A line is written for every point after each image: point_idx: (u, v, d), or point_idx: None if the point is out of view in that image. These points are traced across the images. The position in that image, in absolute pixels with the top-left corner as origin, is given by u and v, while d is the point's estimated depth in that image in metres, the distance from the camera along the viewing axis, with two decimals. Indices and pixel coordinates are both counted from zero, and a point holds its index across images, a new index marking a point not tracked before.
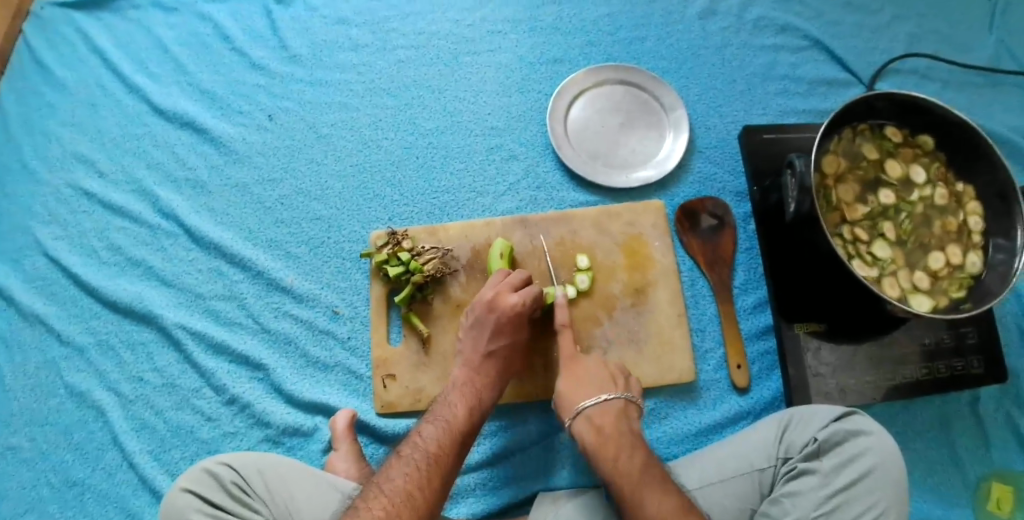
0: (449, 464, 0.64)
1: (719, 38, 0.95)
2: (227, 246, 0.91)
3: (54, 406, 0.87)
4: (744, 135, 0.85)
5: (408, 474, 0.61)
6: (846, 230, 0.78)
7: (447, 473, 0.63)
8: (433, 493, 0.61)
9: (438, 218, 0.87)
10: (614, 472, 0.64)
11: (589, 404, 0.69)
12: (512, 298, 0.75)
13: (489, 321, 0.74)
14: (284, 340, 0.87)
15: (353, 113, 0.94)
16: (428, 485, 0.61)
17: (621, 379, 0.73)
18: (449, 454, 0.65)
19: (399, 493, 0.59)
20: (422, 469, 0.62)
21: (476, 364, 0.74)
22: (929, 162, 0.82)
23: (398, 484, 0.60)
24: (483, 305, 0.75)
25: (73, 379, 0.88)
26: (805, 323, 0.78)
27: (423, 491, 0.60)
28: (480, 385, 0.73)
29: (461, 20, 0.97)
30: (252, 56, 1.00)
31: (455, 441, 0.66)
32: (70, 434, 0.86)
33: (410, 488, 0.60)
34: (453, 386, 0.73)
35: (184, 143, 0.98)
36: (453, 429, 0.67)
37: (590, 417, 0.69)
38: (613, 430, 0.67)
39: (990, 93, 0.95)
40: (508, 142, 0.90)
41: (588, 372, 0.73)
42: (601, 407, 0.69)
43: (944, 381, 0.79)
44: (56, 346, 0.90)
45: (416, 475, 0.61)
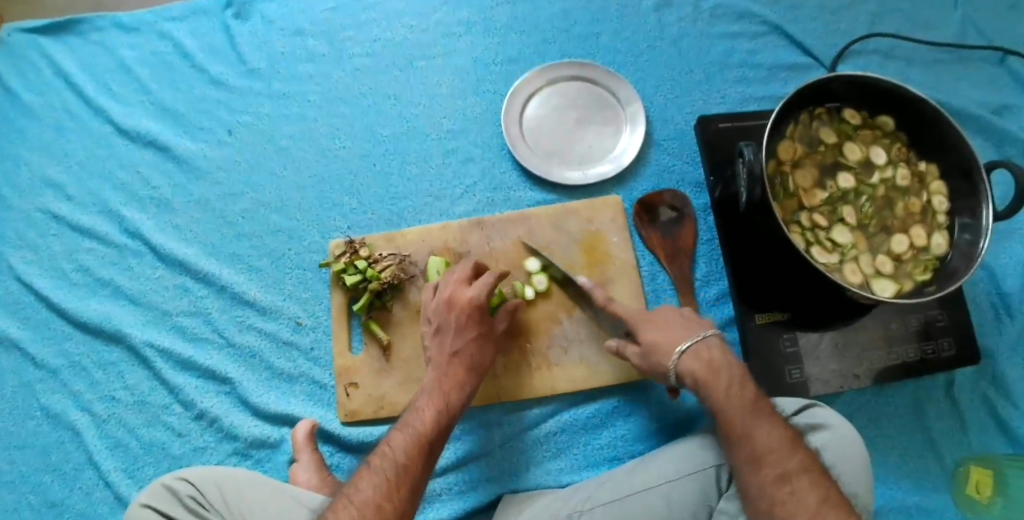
0: (418, 470, 0.62)
1: (675, 29, 0.94)
2: (192, 263, 0.91)
3: (31, 428, 0.89)
4: (699, 126, 0.84)
5: (377, 485, 0.60)
6: (804, 216, 0.76)
7: (416, 479, 0.62)
8: (403, 502, 0.60)
9: (396, 225, 0.87)
10: (727, 409, 0.61)
11: (688, 343, 0.65)
12: (470, 292, 0.74)
13: (451, 320, 0.73)
14: (249, 353, 0.87)
15: (311, 124, 0.94)
16: (397, 495, 0.60)
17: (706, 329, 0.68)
18: (419, 459, 0.63)
19: (368, 505, 0.59)
20: (390, 480, 0.61)
21: (443, 365, 0.71)
22: (891, 143, 0.80)
23: (365, 496, 0.60)
24: (443, 305, 0.74)
25: (48, 401, 0.89)
26: (767, 313, 0.77)
27: (392, 502, 0.60)
28: (449, 386, 0.70)
29: (416, 24, 0.97)
30: (211, 71, 1.00)
31: (426, 446, 0.64)
32: (47, 455, 0.87)
33: (378, 500, 0.59)
34: (426, 384, 0.70)
35: (148, 162, 0.99)
36: (423, 434, 0.65)
37: (695, 352, 0.64)
38: (717, 369, 0.63)
39: (955, 70, 0.93)
40: (464, 144, 0.90)
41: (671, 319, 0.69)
42: (702, 345, 0.65)
43: (914, 365, 0.77)
44: (31, 369, 0.91)
45: (384, 485, 0.60)
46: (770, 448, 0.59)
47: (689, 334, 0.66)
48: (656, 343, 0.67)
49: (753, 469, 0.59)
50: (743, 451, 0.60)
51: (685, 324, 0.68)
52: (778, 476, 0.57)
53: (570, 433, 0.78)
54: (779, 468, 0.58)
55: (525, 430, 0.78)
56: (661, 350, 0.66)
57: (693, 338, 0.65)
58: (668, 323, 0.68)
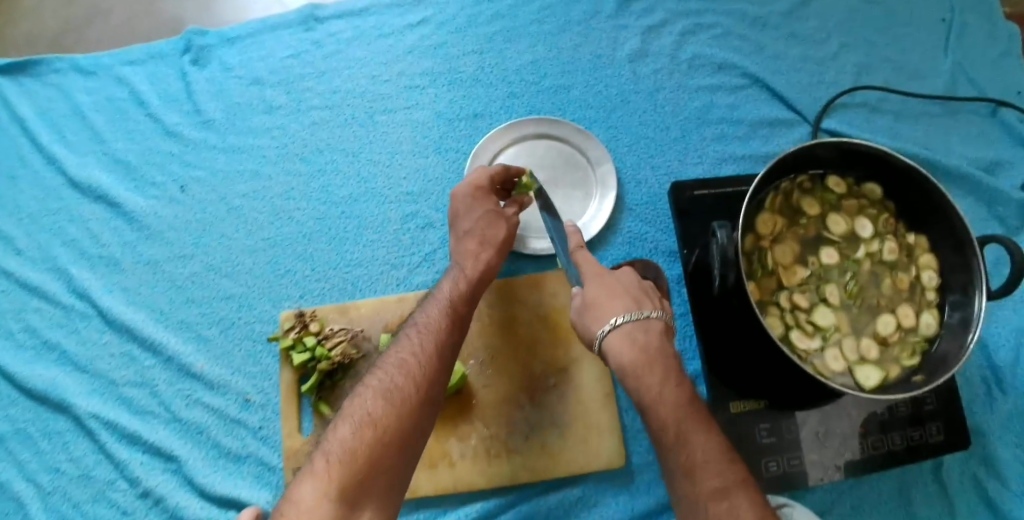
0: (426, 375, 0.60)
1: (650, 81, 0.89)
2: (139, 329, 0.86)
3: None
4: (671, 193, 0.79)
5: (376, 398, 0.58)
6: (784, 296, 0.71)
7: (422, 390, 0.59)
8: (403, 414, 0.57)
9: (350, 294, 0.81)
10: (659, 400, 0.57)
11: (626, 318, 0.60)
12: (468, 191, 0.74)
13: (462, 235, 0.72)
14: (196, 430, 0.82)
15: (265, 182, 0.89)
16: (398, 397, 0.58)
17: (647, 304, 0.63)
18: (426, 367, 0.61)
19: (366, 417, 0.57)
20: (393, 382, 0.59)
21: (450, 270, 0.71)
22: (877, 213, 0.75)
23: (365, 405, 0.58)
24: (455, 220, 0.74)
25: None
26: (743, 401, 0.71)
27: (395, 407, 0.58)
28: (459, 292, 0.68)
29: (378, 75, 0.92)
30: (166, 122, 0.95)
31: (435, 355, 0.62)
32: None
33: (376, 408, 0.58)
34: (443, 291, 0.68)
35: (99, 217, 0.94)
36: (431, 338, 0.63)
37: (628, 334, 0.60)
38: (651, 356, 0.58)
39: (947, 124, 0.88)
40: (423, 208, 0.84)
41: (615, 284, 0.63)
42: (638, 325, 0.60)
43: (901, 454, 0.72)
44: None
45: (386, 389, 0.59)
46: (705, 459, 0.54)
47: (625, 309, 0.61)
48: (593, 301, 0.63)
49: (688, 480, 0.54)
50: (679, 460, 0.55)
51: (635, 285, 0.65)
52: (714, 489, 0.53)
53: None
54: (711, 480, 0.53)
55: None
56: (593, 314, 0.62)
57: (631, 317, 0.60)
58: (608, 288, 0.63)
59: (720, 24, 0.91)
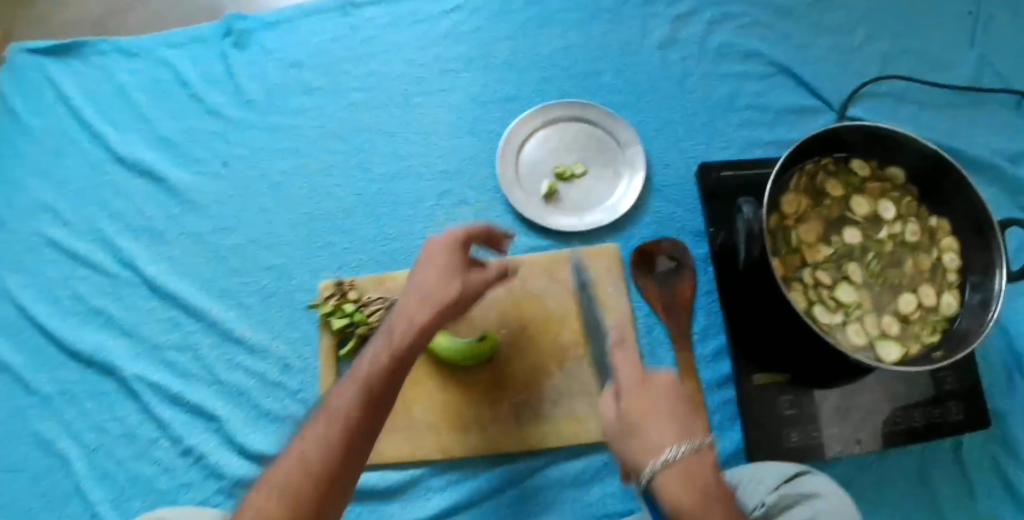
0: (345, 430, 0.53)
1: (679, 69, 0.92)
2: (182, 296, 0.90)
3: (22, 454, 0.88)
4: (700, 174, 0.81)
5: (298, 462, 0.52)
6: (807, 273, 0.73)
7: (342, 446, 0.52)
8: (317, 479, 0.51)
9: (387, 266, 0.85)
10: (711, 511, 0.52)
11: (678, 453, 0.55)
12: (441, 239, 0.65)
13: (419, 273, 0.63)
14: (237, 392, 0.86)
15: (304, 159, 0.93)
16: (315, 456, 0.52)
17: (690, 423, 0.59)
18: (377, 384, 0.55)
19: (282, 484, 0.51)
20: (314, 437, 0.53)
21: (400, 305, 0.61)
22: (900, 196, 0.77)
23: (282, 472, 0.52)
24: (423, 256, 0.65)
25: (40, 428, 0.89)
26: (766, 374, 0.74)
27: (307, 472, 0.51)
28: (399, 326, 0.59)
29: (414, 59, 0.95)
30: (208, 101, 0.99)
31: (389, 373, 0.56)
32: (36, 483, 0.87)
33: (291, 476, 0.51)
34: (397, 311, 0.61)
35: (142, 192, 0.97)
36: (362, 385, 0.55)
37: (685, 474, 0.54)
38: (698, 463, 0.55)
39: (973, 114, 0.89)
40: (457, 186, 0.88)
41: (656, 405, 0.59)
42: (688, 459, 0.55)
43: (920, 430, 0.74)
44: (23, 396, 0.91)
45: (308, 446, 0.52)
46: None
47: (690, 434, 0.56)
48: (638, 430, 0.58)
49: None
50: None
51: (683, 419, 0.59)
52: None
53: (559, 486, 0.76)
54: None
55: (511, 483, 0.76)
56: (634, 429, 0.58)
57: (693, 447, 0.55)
58: (651, 405, 0.58)
59: (748, 14, 0.94)
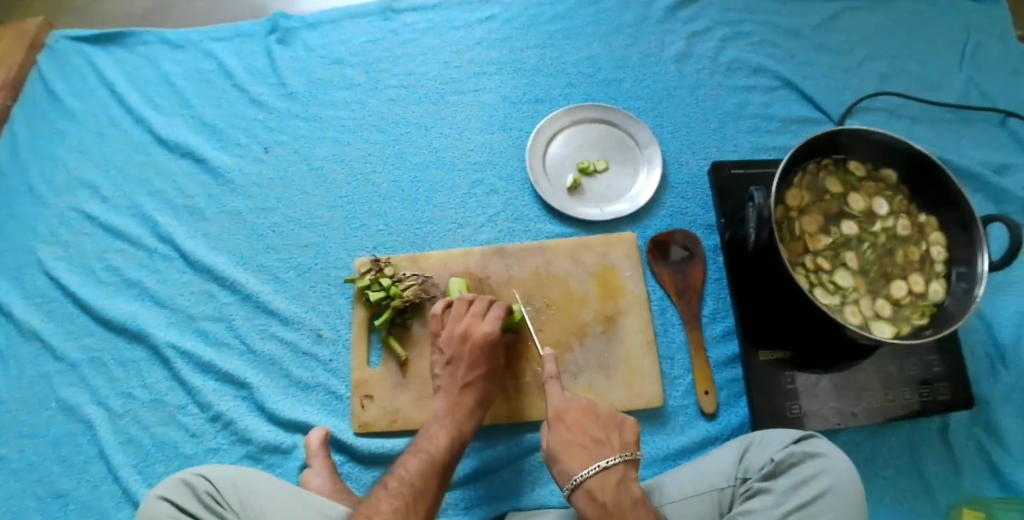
0: (431, 496, 0.67)
1: (692, 79, 1.01)
2: (221, 270, 0.93)
3: (45, 419, 0.87)
4: (712, 171, 0.90)
5: (395, 505, 0.64)
6: (809, 259, 0.81)
7: (428, 502, 0.66)
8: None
9: (420, 247, 0.91)
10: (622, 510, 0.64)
11: (590, 476, 0.66)
12: (484, 327, 0.79)
13: (464, 354, 0.78)
14: (269, 361, 0.88)
15: (344, 147, 1.00)
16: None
17: (616, 433, 0.71)
18: (475, 399, 0.76)
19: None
20: (407, 503, 0.65)
21: (454, 394, 0.76)
22: (893, 195, 0.85)
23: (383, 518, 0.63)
24: (456, 334, 0.79)
25: (65, 393, 0.88)
26: (770, 351, 0.80)
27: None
28: (461, 416, 0.75)
29: (450, 61, 1.03)
30: (251, 91, 1.05)
31: (481, 392, 0.77)
32: (58, 446, 0.85)
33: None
34: (459, 335, 0.78)
35: (184, 172, 1.02)
36: (435, 462, 0.69)
37: (602, 480, 0.66)
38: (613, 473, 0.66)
39: (958, 129, 0.98)
40: (488, 177, 0.95)
41: (584, 429, 0.70)
42: (605, 473, 0.66)
43: (910, 408, 0.79)
44: (50, 361, 0.90)
45: (401, 509, 0.64)
46: None
47: (606, 448, 0.68)
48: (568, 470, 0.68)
49: None
50: None
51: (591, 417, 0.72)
52: None
53: None
54: None
55: (531, 451, 0.81)
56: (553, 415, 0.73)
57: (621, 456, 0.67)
58: (574, 444, 0.69)
59: (755, 34, 1.04)
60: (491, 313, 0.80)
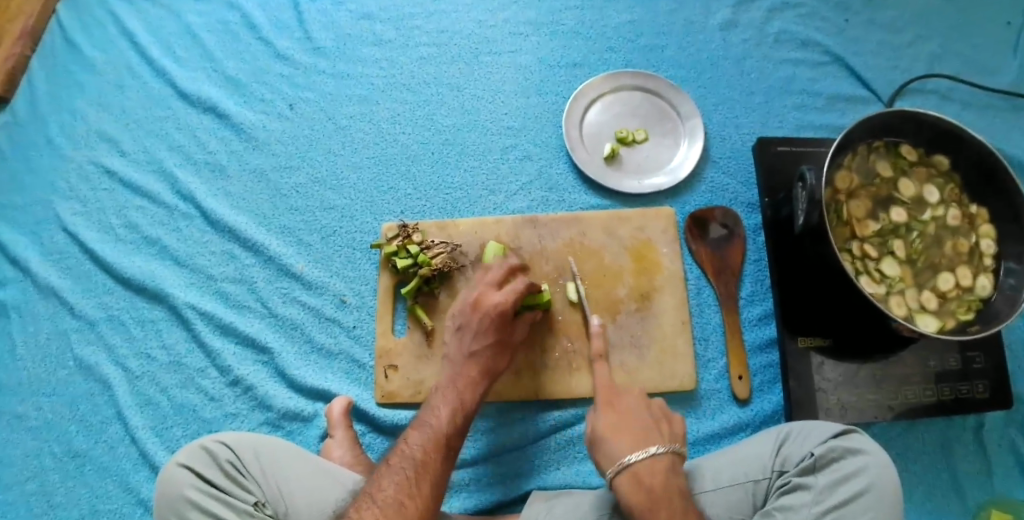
0: (438, 468, 0.63)
1: (739, 50, 0.96)
2: (242, 230, 0.90)
3: (62, 377, 0.84)
4: (758, 147, 0.86)
5: (400, 483, 0.61)
6: (856, 245, 0.78)
7: (436, 476, 0.63)
8: (425, 501, 0.60)
9: (449, 214, 0.88)
10: None
11: (636, 457, 0.62)
12: (497, 296, 0.75)
13: (473, 322, 0.74)
14: (291, 325, 0.85)
15: (372, 106, 0.95)
16: (417, 495, 0.60)
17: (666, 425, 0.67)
18: (478, 371, 0.73)
19: (390, 503, 0.59)
20: (411, 477, 0.62)
21: (459, 366, 0.73)
22: (944, 183, 0.81)
23: (388, 495, 0.60)
24: (467, 304, 0.76)
25: (82, 351, 0.85)
26: (809, 337, 0.78)
27: (414, 500, 0.60)
28: (462, 385, 0.72)
29: (484, 20, 0.98)
30: (276, 45, 1.00)
31: (485, 363, 0.73)
32: (76, 406, 0.83)
33: (401, 497, 0.60)
34: (468, 305, 0.76)
35: (205, 127, 0.97)
36: (438, 434, 0.66)
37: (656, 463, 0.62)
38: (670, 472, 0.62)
39: (1011, 117, 0.94)
40: (522, 143, 0.91)
41: (630, 415, 0.67)
42: (648, 464, 0.61)
43: (948, 404, 0.78)
44: (68, 318, 0.87)
45: (406, 483, 0.61)
46: None
47: (655, 437, 0.65)
48: (604, 434, 0.66)
49: None
50: None
51: (670, 467, 0.62)
52: None
53: None
54: None
55: (558, 428, 0.79)
56: (610, 457, 0.64)
57: (670, 447, 0.63)
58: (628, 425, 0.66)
59: (806, 5, 0.99)
60: (510, 285, 0.77)
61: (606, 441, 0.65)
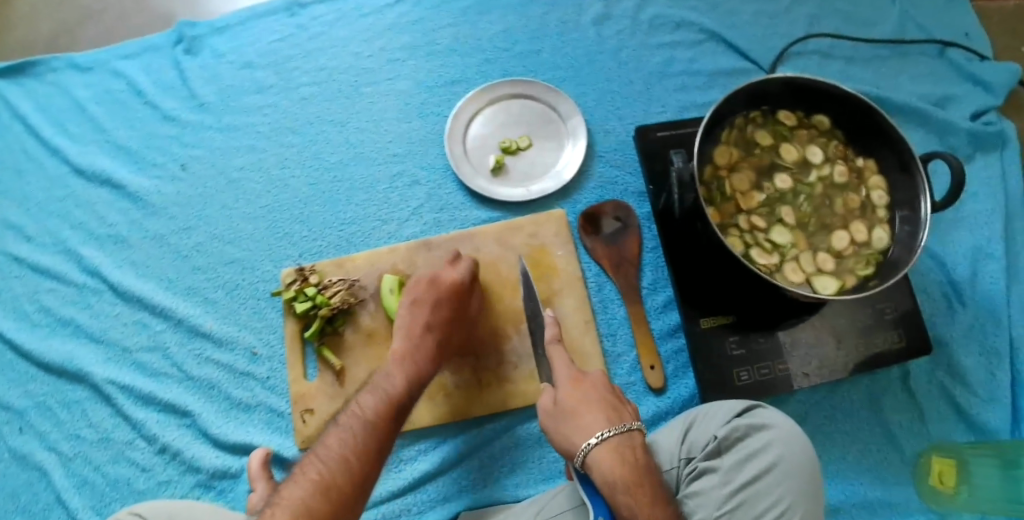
0: (386, 425, 0.63)
1: (614, 41, 0.96)
2: (149, 297, 0.90)
3: None
4: (639, 136, 0.86)
5: (351, 430, 0.62)
6: (743, 219, 0.77)
7: (382, 438, 0.62)
8: (369, 454, 0.60)
9: (346, 249, 0.88)
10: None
11: (610, 433, 0.61)
12: (459, 276, 0.77)
13: (438, 298, 0.76)
14: (207, 385, 0.86)
15: (260, 155, 0.96)
16: (362, 450, 0.60)
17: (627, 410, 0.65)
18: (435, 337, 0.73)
19: (334, 458, 0.59)
20: (358, 433, 0.62)
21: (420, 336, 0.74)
22: (828, 141, 0.80)
23: (333, 450, 0.60)
24: (424, 280, 0.77)
25: (16, 443, 0.86)
26: (712, 318, 0.77)
27: (360, 454, 0.60)
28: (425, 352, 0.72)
29: (361, 52, 0.99)
30: (163, 107, 1.01)
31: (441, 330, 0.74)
32: (17, 496, 0.83)
33: (345, 453, 0.60)
34: (438, 280, 0.77)
35: (104, 200, 0.98)
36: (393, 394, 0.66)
37: (615, 447, 0.60)
38: (634, 448, 0.60)
39: (897, 64, 0.94)
40: (409, 167, 0.91)
41: (594, 393, 0.66)
42: (623, 439, 0.60)
43: (864, 361, 0.76)
44: None
45: (353, 439, 0.61)
46: None
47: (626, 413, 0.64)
48: (568, 410, 0.64)
49: None
50: None
51: (633, 443, 0.61)
52: None
53: (526, 447, 0.79)
54: None
55: (478, 447, 0.79)
56: (583, 431, 0.62)
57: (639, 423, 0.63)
58: (586, 398, 0.65)
59: None
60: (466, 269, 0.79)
61: (577, 414, 0.64)
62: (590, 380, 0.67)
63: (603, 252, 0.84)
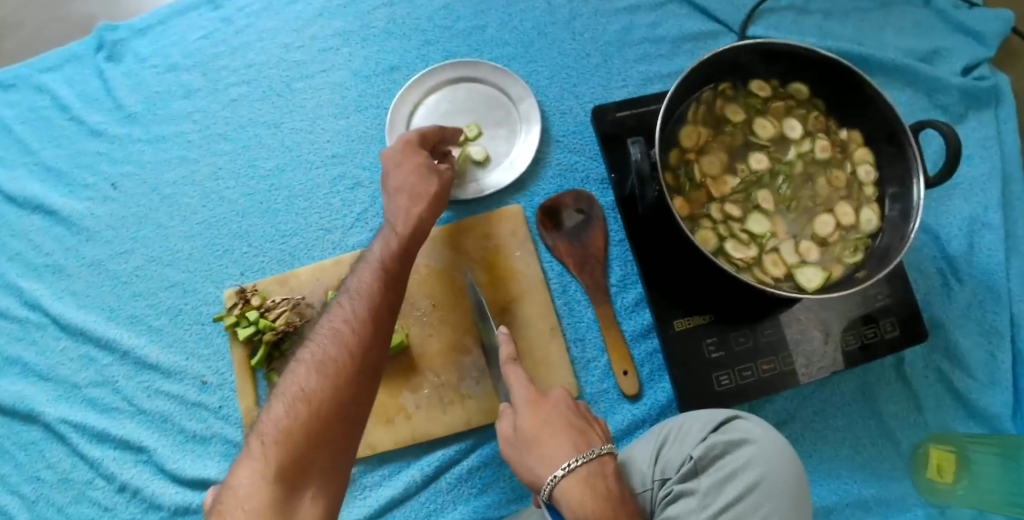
0: (342, 368, 0.53)
1: (566, 11, 0.88)
2: (92, 330, 0.84)
3: None
4: (596, 119, 0.78)
5: (314, 364, 0.54)
6: (715, 208, 0.70)
7: (341, 389, 0.53)
8: (324, 406, 0.52)
9: (288, 264, 0.82)
10: None
11: (576, 462, 0.55)
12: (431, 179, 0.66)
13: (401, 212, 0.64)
14: (160, 418, 0.80)
15: (193, 166, 0.89)
16: (315, 404, 0.52)
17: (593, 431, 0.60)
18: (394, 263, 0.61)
19: (283, 420, 0.51)
20: (308, 386, 0.53)
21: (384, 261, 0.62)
22: (807, 113, 0.73)
23: (282, 411, 0.52)
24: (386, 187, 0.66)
25: None
26: (687, 319, 0.71)
27: (312, 407, 0.51)
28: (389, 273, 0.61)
29: (291, 43, 0.91)
30: (88, 122, 0.92)
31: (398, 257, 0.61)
32: None
33: (294, 409, 0.51)
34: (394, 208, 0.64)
35: (36, 228, 0.90)
36: (346, 331, 0.55)
37: (585, 479, 0.54)
38: (606, 476, 0.55)
39: (878, 17, 0.85)
40: (350, 169, 0.85)
41: (556, 413, 0.60)
42: (593, 467, 0.55)
43: (855, 353, 0.70)
44: None
45: (305, 392, 0.52)
46: None
47: (593, 436, 0.59)
48: (530, 435, 0.58)
49: None
50: None
51: (603, 469, 0.55)
52: None
53: (495, 465, 0.74)
54: None
55: (444, 468, 0.74)
56: (547, 461, 0.56)
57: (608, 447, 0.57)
58: (548, 420, 0.59)
59: None
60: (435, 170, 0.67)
61: (538, 440, 0.58)
62: (552, 398, 0.61)
63: (563, 251, 0.77)
